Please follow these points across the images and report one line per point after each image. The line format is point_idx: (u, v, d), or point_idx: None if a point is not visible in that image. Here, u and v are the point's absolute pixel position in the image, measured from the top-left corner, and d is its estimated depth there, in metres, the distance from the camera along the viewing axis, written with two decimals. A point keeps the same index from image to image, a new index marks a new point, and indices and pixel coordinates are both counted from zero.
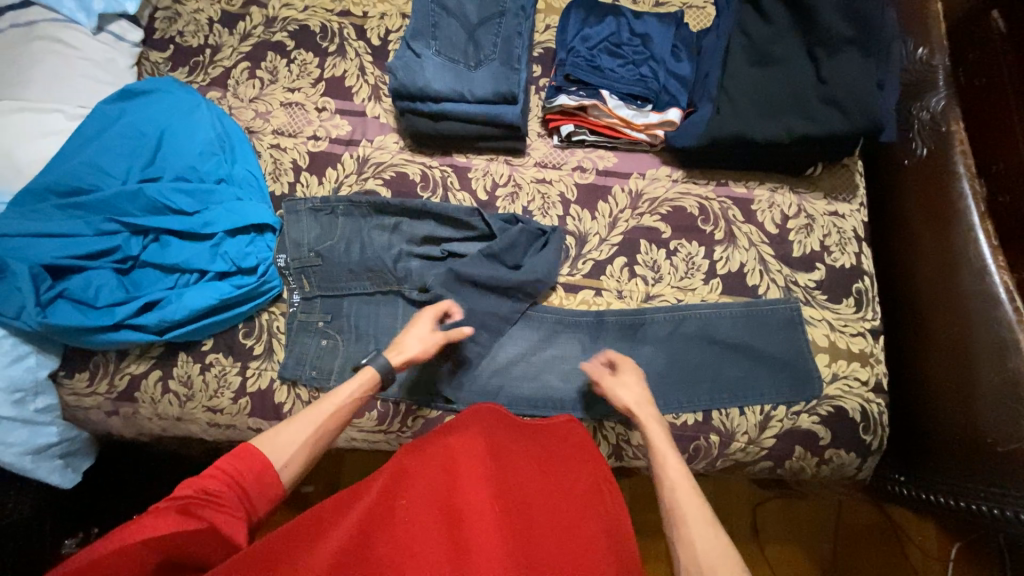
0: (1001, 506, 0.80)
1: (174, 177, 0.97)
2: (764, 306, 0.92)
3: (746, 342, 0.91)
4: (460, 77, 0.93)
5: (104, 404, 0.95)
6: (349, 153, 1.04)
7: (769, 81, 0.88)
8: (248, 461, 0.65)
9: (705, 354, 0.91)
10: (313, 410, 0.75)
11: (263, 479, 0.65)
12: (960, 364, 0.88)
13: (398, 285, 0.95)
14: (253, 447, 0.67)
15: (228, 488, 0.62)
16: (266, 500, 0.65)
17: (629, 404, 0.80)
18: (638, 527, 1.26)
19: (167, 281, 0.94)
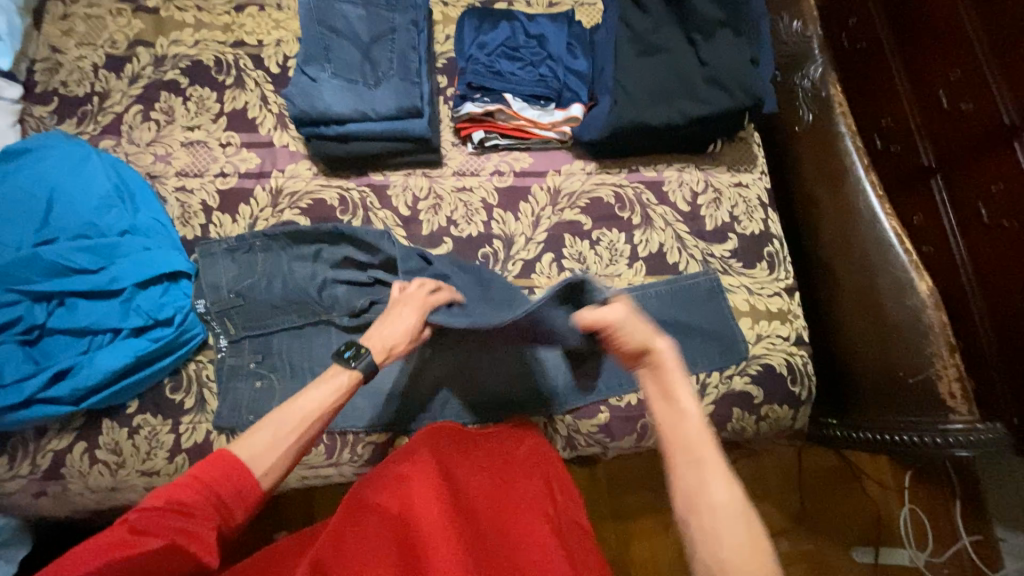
0: (928, 434, 0.87)
1: (72, 236, 0.92)
2: (683, 278, 0.96)
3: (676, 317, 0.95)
4: (360, 96, 0.92)
5: (28, 487, 0.88)
6: (261, 186, 1.01)
7: (657, 68, 0.92)
8: (220, 466, 0.63)
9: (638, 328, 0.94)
10: (290, 406, 0.71)
11: (242, 476, 0.64)
12: (869, 305, 0.94)
13: (328, 314, 0.94)
14: (226, 455, 0.64)
15: (202, 497, 0.61)
16: (241, 507, 0.63)
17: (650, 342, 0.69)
18: (617, 511, 1.29)
19: (79, 345, 0.89)
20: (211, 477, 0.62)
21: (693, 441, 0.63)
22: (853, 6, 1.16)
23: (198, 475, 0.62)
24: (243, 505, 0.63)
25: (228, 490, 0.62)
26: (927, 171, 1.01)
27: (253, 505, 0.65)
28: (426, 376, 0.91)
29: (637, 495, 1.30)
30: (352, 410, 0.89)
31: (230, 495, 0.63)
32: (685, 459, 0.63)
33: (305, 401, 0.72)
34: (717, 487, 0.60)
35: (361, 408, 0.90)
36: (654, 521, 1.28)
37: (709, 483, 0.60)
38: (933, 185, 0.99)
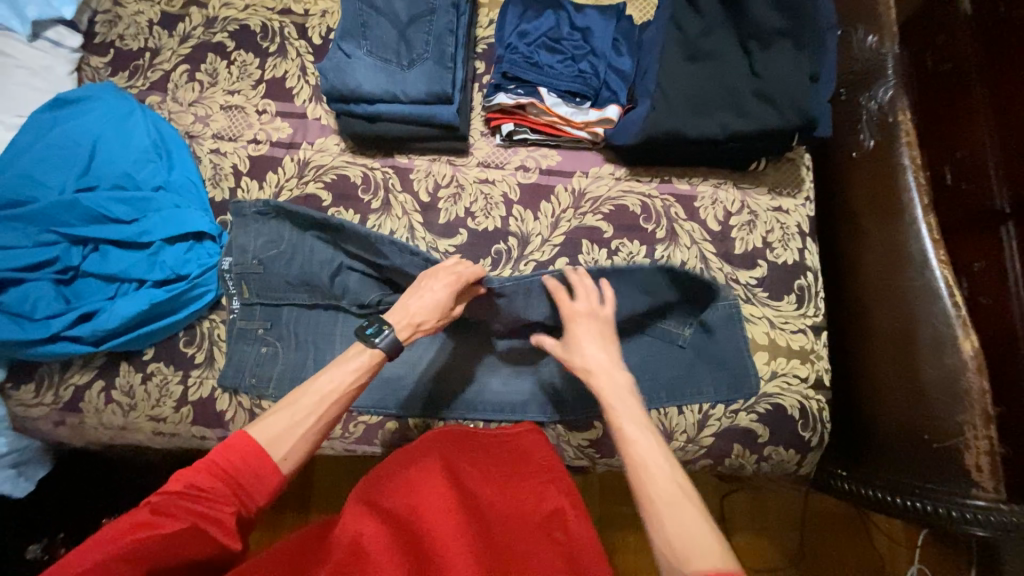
0: (945, 505, 0.80)
1: (111, 186, 0.96)
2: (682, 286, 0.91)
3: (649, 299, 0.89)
4: (392, 77, 0.91)
5: (52, 415, 0.95)
6: (289, 156, 1.03)
7: (703, 76, 0.86)
8: (239, 450, 0.63)
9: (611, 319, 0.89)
10: (313, 385, 0.71)
11: (260, 461, 0.64)
12: (902, 357, 0.87)
13: (335, 297, 0.95)
14: (244, 436, 0.65)
15: (221, 482, 0.61)
16: (259, 493, 0.63)
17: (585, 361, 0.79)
18: (607, 523, 1.27)
19: (107, 291, 0.94)
20: (228, 462, 0.62)
21: (644, 451, 0.68)
22: (944, 24, 1.04)
23: (216, 459, 0.62)
24: (260, 491, 0.63)
25: (246, 475, 0.62)
26: (999, 215, 0.91)
27: (272, 491, 0.64)
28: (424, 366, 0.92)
29: (628, 507, 1.28)
30: None
31: (249, 479, 0.63)
32: (640, 496, 0.64)
33: (323, 382, 0.71)
34: (670, 511, 0.61)
35: (355, 388, 0.91)
36: (642, 537, 1.26)
37: (667, 513, 0.61)
38: (1003, 232, 0.90)
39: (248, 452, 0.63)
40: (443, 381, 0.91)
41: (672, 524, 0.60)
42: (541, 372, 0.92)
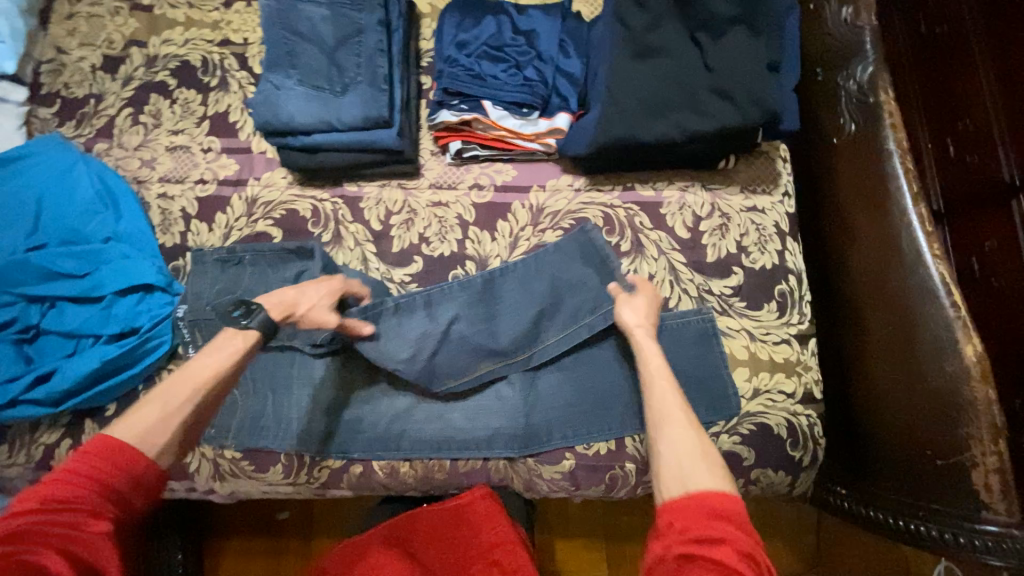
0: (954, 533, 0.71)
1: (61, 241, 0.95)
2: (613, 268, 0.85)
3: (566, 280, 0.86)
4: (326, 105, 0.86)
5: (24, 474, 0.94)
6: (237, 194, 0.99)
7: (654, 74, 0.78)
8: (98, 454, 0.58)
9: (524, 311, 0.85)
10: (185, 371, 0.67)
11: (130, 459, 0.60)
12: (900, 365, 0.79)
13: (290, 341, 0.88)
14: (104, 437, 0.60)
15: (87, 489, 0.56)
16: (136, 489, 0.60)
17: (631, 324, 0.78)
18: (611, 532, 1.20)
19: (65, 348, 0.92)
20: (90, 466, 0.58)
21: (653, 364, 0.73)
22: None
23: (77, 465, 0.57)
24: (138, 486, 0.60)
25: (119, 475, 0.58)
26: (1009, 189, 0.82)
27: (152, 484, 0.62)
28: (387, 405, 0.87)
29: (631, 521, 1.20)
30: (307, 434, 0.86)
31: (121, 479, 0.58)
32: (651, 425, 0.67)
33: (193, 371, 0.66)
34: (680, 434, 0.63)
35: (316, 432, 0.86)
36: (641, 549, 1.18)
37: (670, 434, 0.64)
38: (1013, 207, 0.81)
39: (105, 450, 0.58)
40: (406, 421, 0.86)
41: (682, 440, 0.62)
42: (509, 403, 0.86)
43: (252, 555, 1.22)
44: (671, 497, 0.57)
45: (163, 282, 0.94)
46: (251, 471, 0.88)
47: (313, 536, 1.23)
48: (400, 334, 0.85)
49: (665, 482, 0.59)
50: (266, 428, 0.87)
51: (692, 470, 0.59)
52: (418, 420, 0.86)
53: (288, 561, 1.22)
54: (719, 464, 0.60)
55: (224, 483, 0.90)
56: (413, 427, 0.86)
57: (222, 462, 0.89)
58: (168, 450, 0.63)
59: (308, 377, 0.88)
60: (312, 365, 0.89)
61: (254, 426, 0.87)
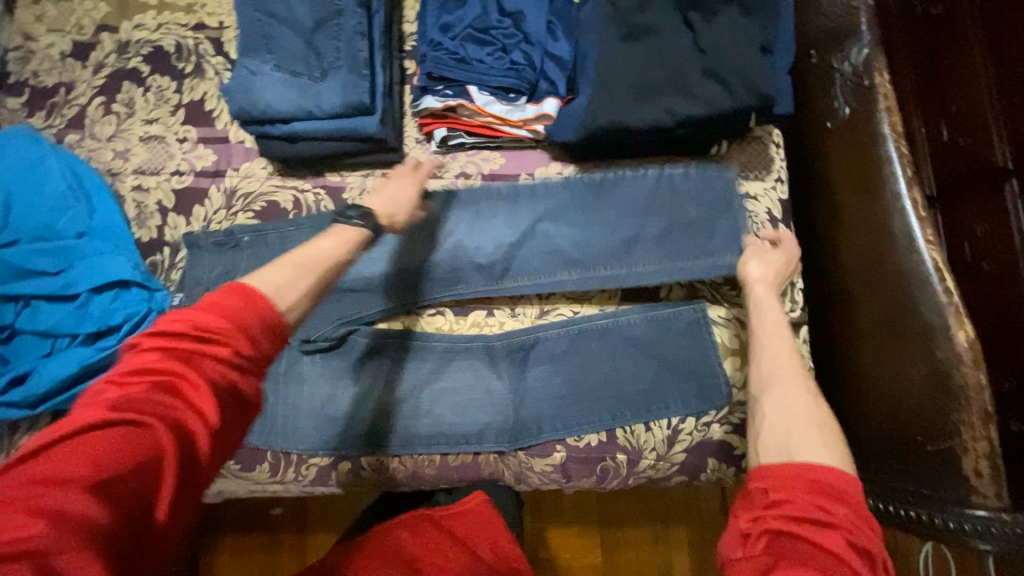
0: (942, 517, 0.71)
1: (32, 237, 0.92)
2: (735, 212, 0.83)
3: (683, 219, 0.84)
4: (305, 91, 0.83)
5: None
6: (216, 186, 0.96)
7: (645, 56, 0.75)
8: (231, 300, 0.54)
9: (614, 234, 0.85)
10: (289, 256, 0.63)
11: (261, 305, 0.55)
12: (890, 350, 0.79)
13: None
14: (242, 286, 0.55)
15: (224, 325, 0.52)
16: (266, 337, 0.54)
17: (751, 278, 0.77)
18: (605, 519, 1.20)
19: (40, 348, 0.90)
20: (232, 303, 0.53)
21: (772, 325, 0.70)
22: None
23: (216, 301, 0.53)
24: (266, 334, 0.54)
25: (248, 324, 0.53)
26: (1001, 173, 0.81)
27: (277, 337, 0.56)
28: (376, 399, 0.86)
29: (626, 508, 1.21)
30: (296, 430, 0.85)
31: (254, 321, 0.54)
32: (757, 384, 0.64)
33: (299, 259, 0.62)
34: (793, 400, 0.59)
35: (304, 427, 0.85)
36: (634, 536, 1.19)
37: (782, 404, 0.59)
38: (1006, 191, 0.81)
39: (243, 297, 0.54)
40: (394, 415, 0.85)
41: (795, 414, 0.57)
42: (499, 396, 0.85)
43: (248, 549, 1.21)
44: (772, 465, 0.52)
45: (140, 278, 0.90)
46: (237, 471, 0.86)
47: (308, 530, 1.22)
48: (476, 236, 0.88)
49: (769, 449, 0.55)
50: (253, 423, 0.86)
51: (804, 444, 0.53)
52: (408, 415, 0.85)
53: (284, 556, 1.21)
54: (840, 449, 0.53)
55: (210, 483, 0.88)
56: (402, 422, 0.85)
57: None
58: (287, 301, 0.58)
59: (296, 373, 0.87)
60: (299, 360, 0.87)
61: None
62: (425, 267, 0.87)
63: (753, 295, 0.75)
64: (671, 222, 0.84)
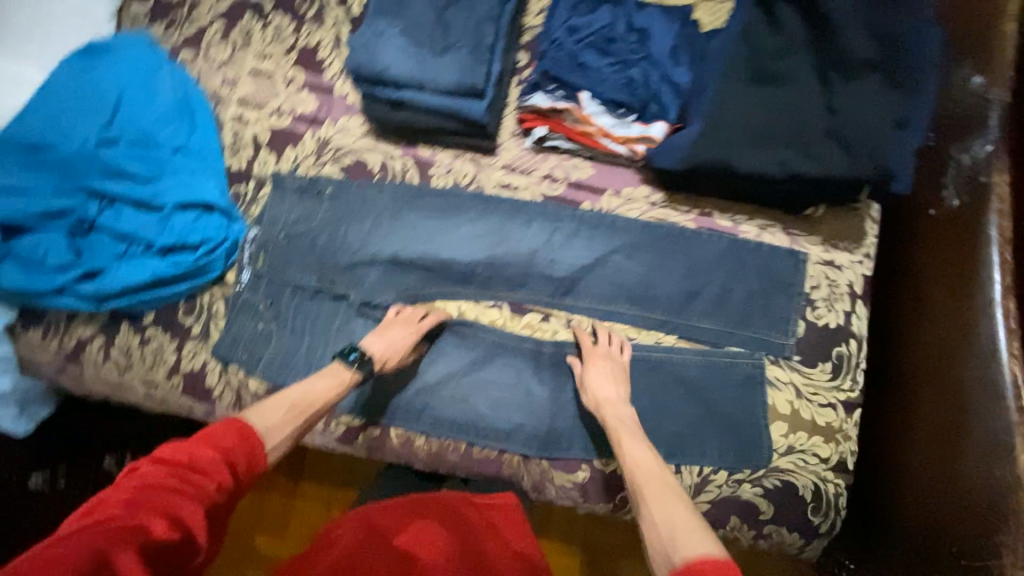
0: None
1: (130, 142, 0.95)
2: (790, 291, 0.83)
3: (744, 288, 0.84)
4: (423, 63, 0.84)
5: (55, 360, 0.97)
6: (311, 132, 0.98)
7: (771, 103, 0.74)
8: (227, 434, 0.62)
9: (675, 286, 0.85)
10: (282, 395, 0.73)
11: (252, 443, 0.63)
12: (948, 458, 0.75)
13: (344, 288, 0.90)
14: (237, 420, 0.65)
15: (217, 460, 0.59)
16: (250, 472, 0.62)
17: (597, 397, 0.78)
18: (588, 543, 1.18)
19: (115, 249, 0.93)
20: (226, 437, 0.62)
21: (636, 453, 0.71)
22: None
23: (209, 433, 0.61)
24: (249, 470, 0.62)
25: (239, 454, 0.61)
26: None
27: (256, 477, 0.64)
28: (418, 372, 0.87)
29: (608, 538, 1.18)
30: None
31: (242, 456, 0.62)
32: (641, 499, 0.65)
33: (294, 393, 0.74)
34: (671, 510, 0.61)
35: None
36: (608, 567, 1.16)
37: (658, 511, 0.61)
38: None
39: (237, 431, 0.63)
40: (430, 397, 0.86)
41: (662, 520, 0.59)
42: (537, 401, 0.85)
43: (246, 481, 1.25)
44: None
45: (225, 206, 0.93)
46: None
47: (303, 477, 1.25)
48: (558, 253, 0.88)
49: (660, 559, 0.56)
50: (297, 367, 0.88)
51: (681, 542, 0.55)
52: (445, 397, 0.86)
53: (276, 496, 1.25)
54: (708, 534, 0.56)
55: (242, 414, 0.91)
56: (438, 403, 0.86)
57: (244, 393, 0.90)
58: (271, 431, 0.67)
59: (347, 335, 0.89)
60: (353, 322, 0.89)
61: (285, 364, 0.89)
62: (495, 258, 0.88)
63: (608, 422, 0.76)
64: (730, 288, 0.84)
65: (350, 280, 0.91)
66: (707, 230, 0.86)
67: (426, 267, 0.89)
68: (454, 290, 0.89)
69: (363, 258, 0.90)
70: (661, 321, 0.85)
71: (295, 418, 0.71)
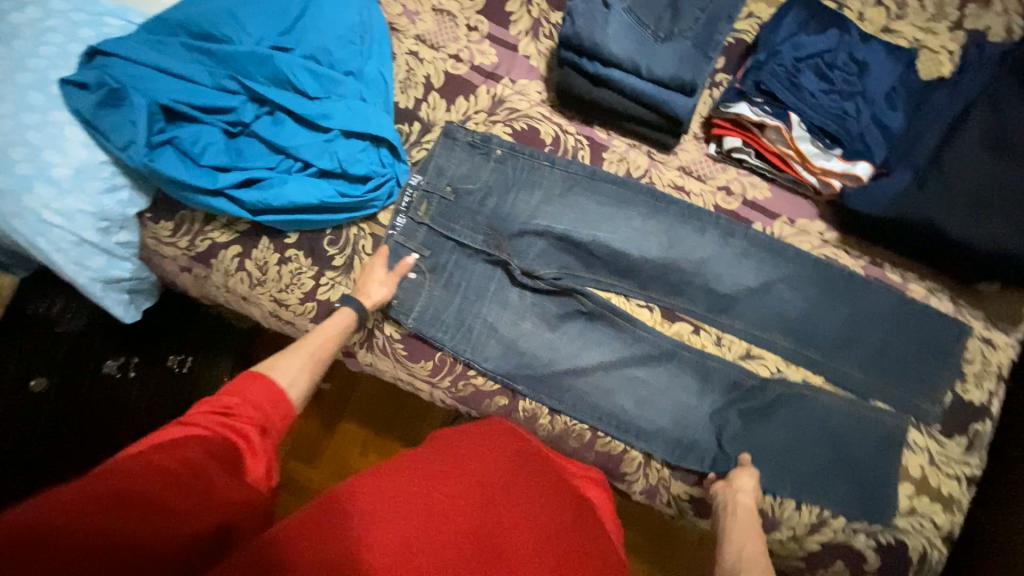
0: None
1: (306, 54, 0.91)
2: (940, 355, 0.83)
3: (899, 342, 0.84)
4: (643, 47, 0.82)
5: (179, 259, 0.94)
6: (486, 87, 0.95)
7: (994, 173, 0.74)
8: (253, 387, 0.61)
9: (828, 326, 0.85)
10: (304, 343, 0.72)
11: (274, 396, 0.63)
12: None
13: (508, 254, 0.88)
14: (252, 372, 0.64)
15: (245, 403, 0.60)
16: (279, 416, 0.62)
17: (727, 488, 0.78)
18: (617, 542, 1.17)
19: (270, 160, 0.90)
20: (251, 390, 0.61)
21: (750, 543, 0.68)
22: None
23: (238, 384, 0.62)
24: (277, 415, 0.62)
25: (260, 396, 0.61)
26: None
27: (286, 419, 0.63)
28: (561, 354, 0.86)
29: (644, 544, 1.16)
30: (472, 351, 0.87)
31: (266, 402, 0.61)
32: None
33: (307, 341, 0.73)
34: None
35: (489, 350, 0.87)
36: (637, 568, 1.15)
37: None
38: None
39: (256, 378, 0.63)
40: (574, 377, 0.86)
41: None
42: (671, 411, 0.85)
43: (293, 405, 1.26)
44: None
45: (393, 141, 0.90)
46: (402, 357, 0.88)
47: (347, 413, 1.25)
48: (722, 269, 0.86)
49: None
50: (441, 323, 0.87)
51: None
52: (581, 383, 0.86)
53: (317, 429, 1.25)
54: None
55: (367, 355, 0.90)
56: (576, 388, 0.86)
57: (376, 336, 0.89)
58: (294, 383, 0.66)
59: (500, 298, 0.88)
60: (507, 289, 0.88)
61: (433, 318, 0.87)
62: (664, 265, 0.87)
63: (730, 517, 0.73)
64: (886, 343, 0.84)
65: (512, 245, 0.89)
66: (877, 280, 0.85)
67: (591, 252, 0.88)
68: (613, 281, 0.88)
69: (527, 229, 0.88)
70: (807, 360, 0.85)
71: (310, 366, 0.70)
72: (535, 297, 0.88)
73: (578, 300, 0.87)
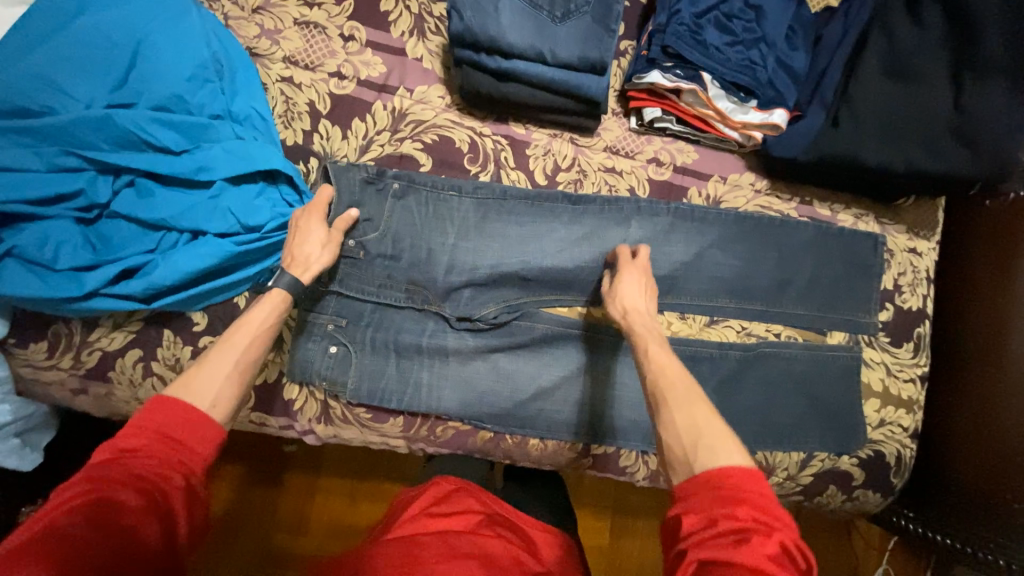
0: (990, 552, 0.81)
1: (154, 105, 0.76)
2: (876, 274, 0.88)
3: (842, 271, 0.87)
4: (541, 30, 0.75)
5: (68, 381, 0.78)
6: (381, 102, 0.84)
7: (894, 98, 0.77)
8: (162, 414, 0.53)
9: (775, 274, 0.86)
10: (218, 354, 0.62)
11: (192, 422, 0.54)
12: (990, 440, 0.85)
13: (438, 305, 0.83)
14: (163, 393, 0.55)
15: (156, 439, 0.52)
16: (203, 440, 0.54)
17: (626, 306, 0.72)
18: (619, 503, 1.19)
19: (147, 241, 0.75)
20: (165, 420, 0.53)
21: (657, 355, 0.64)
22: None
23: (151, 413, 0.53)
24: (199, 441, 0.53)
25: (179, 433, 0.53)
26: None
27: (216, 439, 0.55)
28: (534, 371, 0.83)
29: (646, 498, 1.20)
30: (431, 396, 0.81)
31: (190, 436, 0.53)
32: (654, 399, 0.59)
33: (230, 348, 0.63)
34: (678, 418, 0.55)
35: (448, 399, 0.81)
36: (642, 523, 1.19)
37: (679, 413, 0.55)
38: None
39: (166, 404, 0.54)
40: (542, 401, 0.82)
41: (684, 428, 0.54)
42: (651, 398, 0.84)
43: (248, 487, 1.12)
44: (682, 485, 0.50)
45: (290, 174, 0.79)
46: (367, 421, 0.81)
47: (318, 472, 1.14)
48: (668, 243, 0.84)
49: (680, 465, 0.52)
50: (388, 390, 0.80)
51: (713, 447, 0.51)
52: (556, 395, 0.82)
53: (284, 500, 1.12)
54: (732, 440, 0.52)
55: (328, 427, 0.81)
56: (541, 414, 0.82)
57: (333, 405, 0.81)
58: (216, 403, 0.57)
59: (439, 349, 0.82)
60: (444, 335, 0.82)
61: (374, 388, 0.80)
62: (608, 253, 0.83)
63: (634, 326, 0.69)
64: (832, 276, 0.87)
65: (450, 267, 0.82)
66: (811, 219, 0.88)
67: (536, 259, 0.83)
68: (556, 296, 0.84)
69: (461, 256, 0.83)
70: (768, 311, 0.86)
71: (234, 379, 0.60)
72: (477, 339, 0.83)
73: (523, 326, 0.83)
